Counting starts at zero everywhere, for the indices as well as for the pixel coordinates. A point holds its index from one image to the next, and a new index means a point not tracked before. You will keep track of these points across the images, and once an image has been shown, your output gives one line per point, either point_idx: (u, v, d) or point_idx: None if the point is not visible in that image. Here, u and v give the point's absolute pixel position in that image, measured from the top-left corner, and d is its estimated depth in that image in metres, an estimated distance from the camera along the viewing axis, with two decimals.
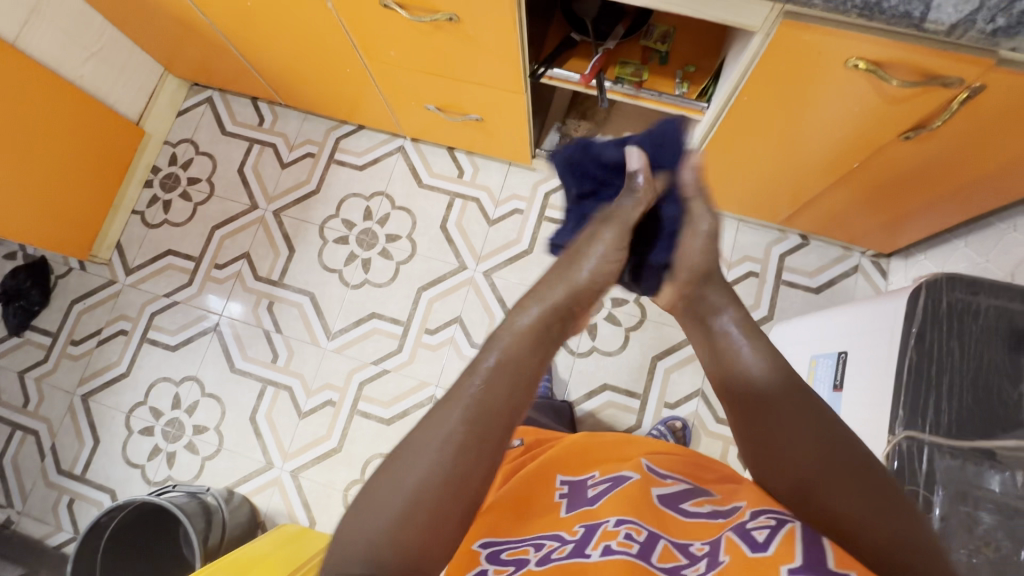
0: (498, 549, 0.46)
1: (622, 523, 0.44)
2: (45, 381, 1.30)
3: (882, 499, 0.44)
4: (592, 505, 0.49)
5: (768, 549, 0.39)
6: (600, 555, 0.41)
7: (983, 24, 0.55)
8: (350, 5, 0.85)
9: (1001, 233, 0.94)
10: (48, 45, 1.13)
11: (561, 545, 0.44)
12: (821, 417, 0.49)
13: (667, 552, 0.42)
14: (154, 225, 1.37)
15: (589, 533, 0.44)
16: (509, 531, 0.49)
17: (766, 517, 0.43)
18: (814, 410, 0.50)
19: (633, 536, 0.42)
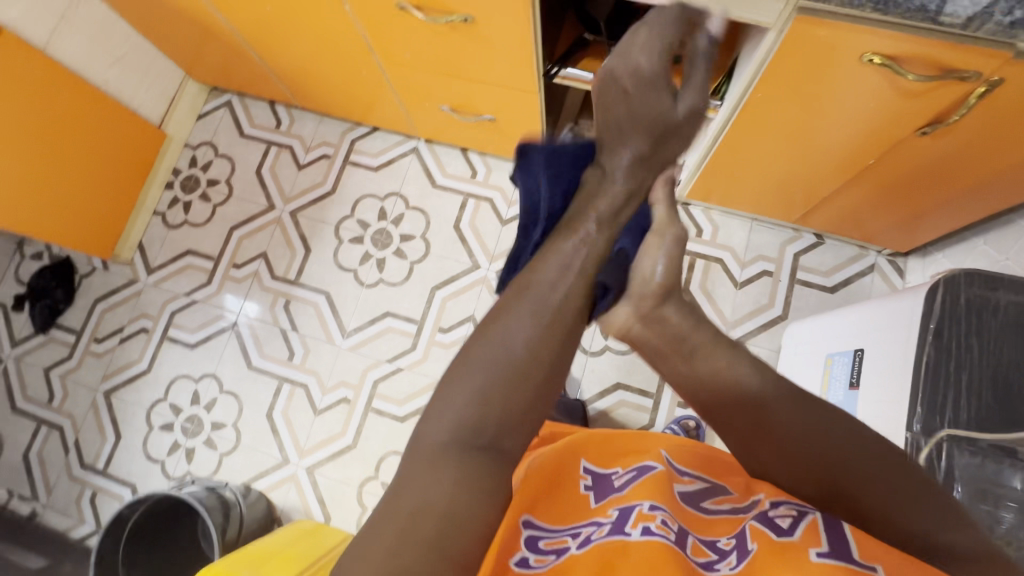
0: (538, 531, 0.46)
1: (656, 509, 0.44)
2: (69, 377, 1.33)
3: (909, 492, 0.42)
4: (620, 492, 0.49)
5: (793, 533, 0.41)
6: (641, 534, 0.41)
7: (1001, 16, 0.55)
8: (367, 7, 0.87)
9: (1022, 230, 0.93)
10: (74, 51, 1.17)
11: (599, 527, 0.45)
12: (834, 421, 0.45)
13: (697, 548, 0.43)
14: (174, 225, 1.40)
15: (624, 514, 0.45)
16: (549, 516, 0.48)
17: (785, 505, 0.45)
18: (826, 415, 0.45)
19: (668, 523, 0.42)
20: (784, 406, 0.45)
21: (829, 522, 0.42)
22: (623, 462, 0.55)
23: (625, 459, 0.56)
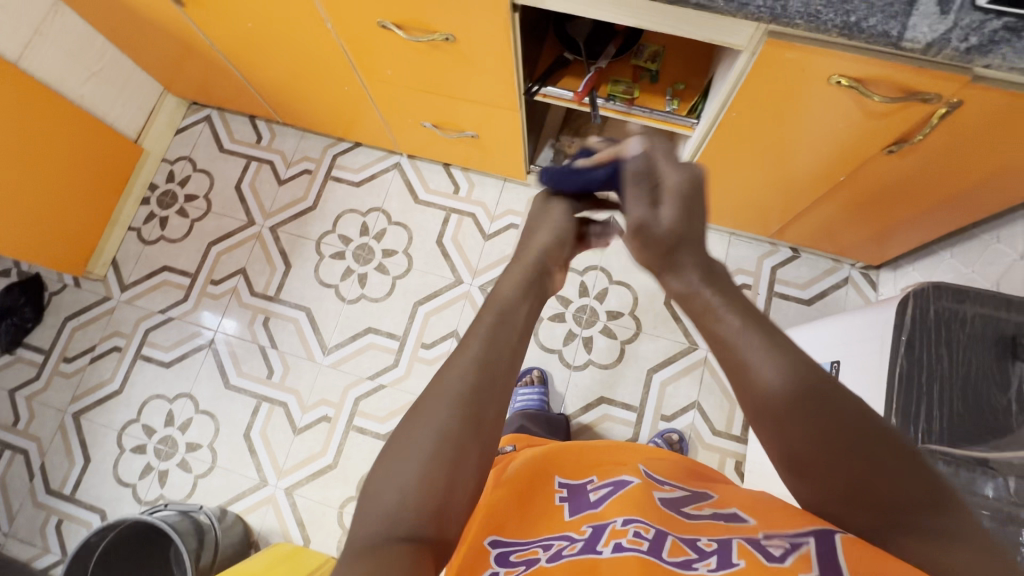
0: (507, 547, 0.46)
1: (630, 522, 0.44)
2: (36, 399, 1.28)
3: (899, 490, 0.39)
4: (595, 507, 0.48)
5: (784, 560, 0.38)
6: (611, 552, 0.41)
7: (957, 42, 0.58)
8: (349, 25, 0.87)
9: (987, 244, 0.96)
10: (48, 64, 1.15)
11: (572, 542, 0.44)
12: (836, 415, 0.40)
13: (676, 548, 0.41)
14: (150, 241, 1.37)
15: (597, 532, 0.44)
16: (518, 532, 0.48)
17: (779, 536, 0.41)
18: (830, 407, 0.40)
19: (642, 534, 0.42)
20: (799, 385, 0.41)
21: (822, 542, 0.39)
22: (598, 472, 0.56)
23: (600, 468, 0.57)
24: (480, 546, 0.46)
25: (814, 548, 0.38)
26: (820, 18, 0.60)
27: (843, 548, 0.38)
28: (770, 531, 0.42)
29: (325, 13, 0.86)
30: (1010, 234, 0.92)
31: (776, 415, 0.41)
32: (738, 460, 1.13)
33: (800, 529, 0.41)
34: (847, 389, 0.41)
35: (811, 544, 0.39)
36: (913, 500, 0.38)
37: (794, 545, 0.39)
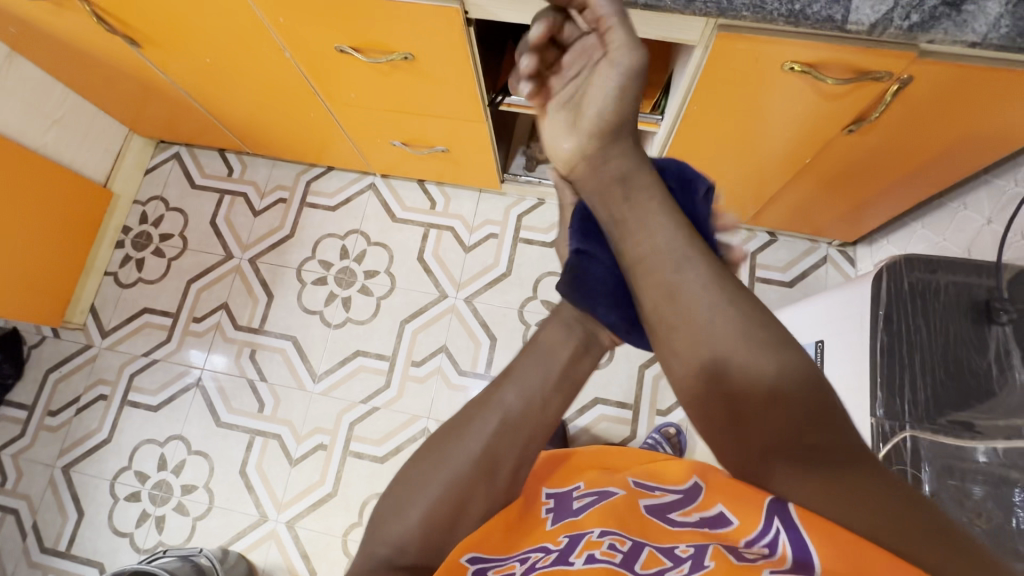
0: (486, 564, 0.46)
1: (605, 534, 0.45)
2: (23, 456, 1.25)
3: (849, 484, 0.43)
4: (576, 516, 0.50)
5: (752, 561, 0.40)
6: (584, 563, 0.41)
7: (900, 21, 0.59)
8: (309, 53, 0.87)
9: (955, 211, 0.98)
10: (9, 116, 1.14)
11: (546, 554, 0.45)
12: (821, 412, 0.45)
13: (651, 559, 0.42)
14: (128, 284, 1.36)
15: (573, 543, 0.45)
16: (498, 545, 0.49)
17: (758, 543, 0.44)
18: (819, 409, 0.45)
19: (616, 546, 0.44)
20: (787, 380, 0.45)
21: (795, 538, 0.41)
22: (585, 479, 0.58)
23: (586, 477, 0.59)
24: (458, 563, 0.46)
25: (789, 551, 0.41)
26: (765, 8, 0.61)
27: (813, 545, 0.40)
28: (748, 537, 0.45)
29: (282, 41, 0.86)
30: (976, 200, 0.94)
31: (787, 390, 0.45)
32: None
33: (762, 526, 0.44)
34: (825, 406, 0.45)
35: (783, 537, 0.42)
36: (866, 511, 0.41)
37: (771, 552, 0.42)
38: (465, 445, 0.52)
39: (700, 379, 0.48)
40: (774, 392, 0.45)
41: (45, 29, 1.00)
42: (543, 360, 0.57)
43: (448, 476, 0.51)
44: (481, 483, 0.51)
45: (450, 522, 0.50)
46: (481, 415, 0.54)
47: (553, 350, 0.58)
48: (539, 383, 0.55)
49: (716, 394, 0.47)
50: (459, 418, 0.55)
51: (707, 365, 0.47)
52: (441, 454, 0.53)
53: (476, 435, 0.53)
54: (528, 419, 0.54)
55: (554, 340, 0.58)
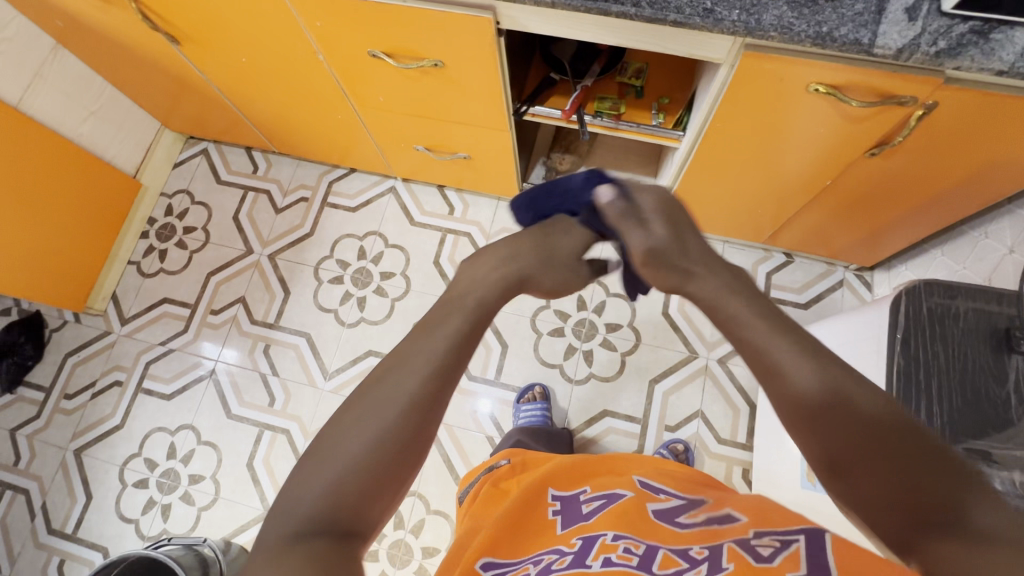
0: (498, 569, 0.46)
1: (619, 538, 0.45)
2: (37, 437, 1.28)
3: (931, 500, 0.39)
4: (586, 519, 0.50)
5: (772, 560, 0.39)
6: (601, 566, 0.41)
7: (927, 47, 0.60)
8: (340, 56, 0.90)
9: (976, 240, 0.98)
10: (49, 106, 1.18)
11: (562, 556, 0.44)
12: (894, 435, 0.42)
13: (667, 561, 0.42)
14: (149, 274, 1.39)
15: (586, 546, 0.45)
16: (508, 549, 0.49)
17: (771, 538, 0.42)
18: (890, 430, 0.42)
19: (632, 550, 0.43)
20: (825, 395, 0.44)
21: (812, 544, 0.40)
22: (593, 485, 0.57)
23: (594, 481, 0.58)
24: (471, 568, 0.46)
25: (804, 550, 0.39)
26: (793, 29, 0.62)
27: (833, 549, 0.39)
28: (761, 531, 0.44)
29: (316, 43, 0.89)
30: (997, 229, 0.93)
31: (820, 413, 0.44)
32: (745, 468, 1.12)
33: (790, 532, 0.42)
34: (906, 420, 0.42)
35: (801, 543, 0.40)
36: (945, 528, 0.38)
37: (784, 545, 0.40)
38: (362, 423, 0.45)
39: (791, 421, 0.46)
40: (858, 430, 0.43)
41: (91, 24, 1.04)
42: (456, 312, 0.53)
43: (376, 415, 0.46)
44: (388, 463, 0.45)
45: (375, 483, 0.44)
46: (402, 368, 0.48)
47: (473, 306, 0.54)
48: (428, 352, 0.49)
49: (802, 428, 0.45)
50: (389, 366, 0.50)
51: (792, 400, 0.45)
52: (366, 390, 0.47)
53: (402, 382, 0.47)
54: (454, 361, 0.50)
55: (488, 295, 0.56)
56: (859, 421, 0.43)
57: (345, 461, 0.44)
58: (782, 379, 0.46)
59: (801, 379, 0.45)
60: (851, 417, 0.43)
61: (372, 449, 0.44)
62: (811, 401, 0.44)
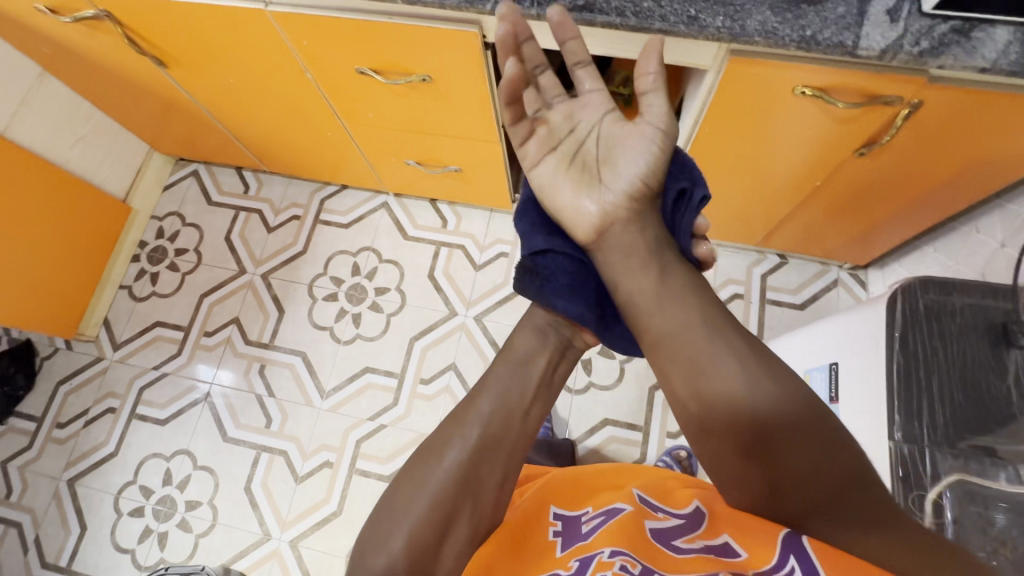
0: None
1: (616, 555, 0.44)
2: (29, 468, 1.25)
3: (857, 505, 0.43)
4: (586, 539, 0.49)
5: None
6: None
7: (910, 47, 0.61)
8: (329, 74, 0.90)
9: (967, 235, 0.98)
10: (36, 133, 1.18)
11: None
12: (829, 447, 0.44)
13: None
14: (141, 298, 1.37)
15: (584, 566, 0.45)
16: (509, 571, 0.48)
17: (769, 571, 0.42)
18: (824, 437, 0.44)
19: (627, 568, 0.42)
20: (782, 398, 0.44)
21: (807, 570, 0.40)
22: (593, 502, 0.56)
23: (596, 498, 0.56)
24: None
25: None
26: (777, 34, 0.63)
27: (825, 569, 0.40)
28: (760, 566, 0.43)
29: (304, 62, 0.89)
30: (988, 224, 0.94)
31: (775, 417, 0.44)
32: None
33: (777, 559, 0.43)
34: (829, 420, 0.45)
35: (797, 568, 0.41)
36: (869, 530, 0.43)
37: None
38: (446, 461, 0.48)
39: (738, 421, 0.45)
40: (803, 439, 0.43)
41: (77, 49, 1.03)
42: (516, 371, 0.54)
43: (457, 458, 0.48)
44: (468, 499, 0.47)
45: (440, 544, 0.45)
46: (459, 429, 0.49)
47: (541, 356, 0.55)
48: (514, 394, 0.52)
49: (751, 433, 0.45)
50: (468, 407, 0.51)
51: (733, 391, 0.45)
52: (448, 435, 0.49)
53: (462, 437, 0.49)
54: (510, 423, 0.51)
55: (525, 348, 0.55)
56: (802, 429, 0.44)
57: (433, 496, 0.46)
58: (728, 377, 0.46)
59: (742, 377, 0.45)
60: (803, 429, 0.44)
61: (457, 487, 0.47)
62: (757, 398, 0.44)
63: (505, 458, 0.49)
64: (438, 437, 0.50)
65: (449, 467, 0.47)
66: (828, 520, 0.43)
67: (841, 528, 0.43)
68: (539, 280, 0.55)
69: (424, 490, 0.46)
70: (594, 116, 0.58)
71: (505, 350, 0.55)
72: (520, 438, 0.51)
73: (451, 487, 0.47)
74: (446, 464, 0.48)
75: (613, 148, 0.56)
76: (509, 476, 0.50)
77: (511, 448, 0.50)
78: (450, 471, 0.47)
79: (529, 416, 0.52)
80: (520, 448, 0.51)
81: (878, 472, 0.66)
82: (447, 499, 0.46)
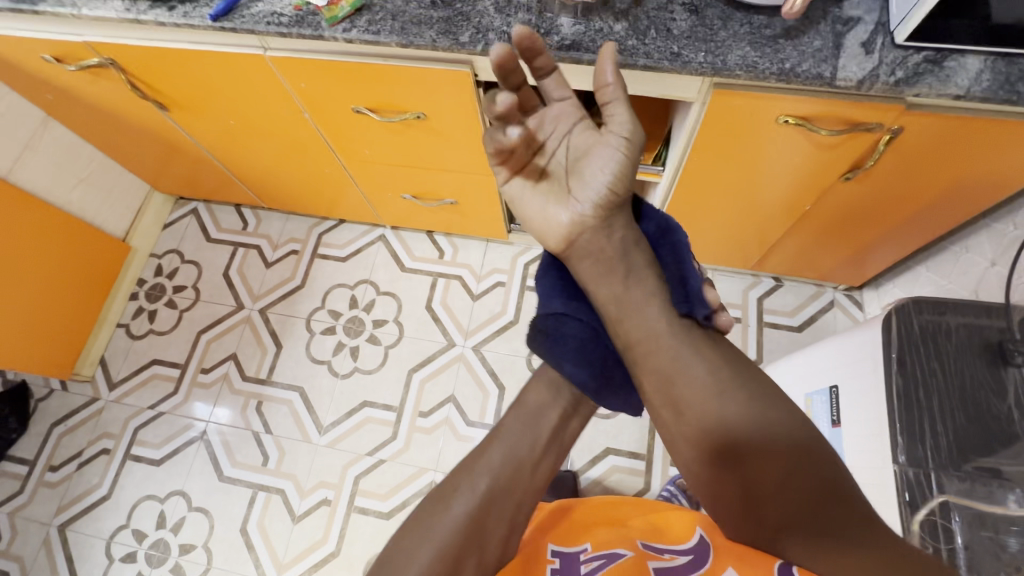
0: None
1: None
2: (19, 515, 1.22)
3: (833, 523, 0.46)
4: None
5: None
6: None
7: (886, 77, 0.64)
8: (326, 114, 0.93)
9: (957, 254, 0.99)
10: (39, 176, 1.20)
11: None
12: (799, 463, 0.47)
13: None
14: (138, 336, 1.37)
15: None
16: None
17: None
18: (794, 454, 0.47)
19: None
20: (751, 417, 0.49)
21: None
22: (591, 537, 0.55)
23: (595, 534, 0.56)
24: None
25: None
26: (758, 67, 0.65)
27: None
28: None
29: (302, 103, 0.91)
30: (977, 243, 0.95)
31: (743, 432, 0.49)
32: None
33: None
34: (801, 438, 0.48)
35: None
36: (847, 550, 0.45)
37: None
38: (452, 512, 0.48)
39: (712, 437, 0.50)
40: (771, 456, 0.47)
41: (81, 95, 1.06)
42: (529, 426, 0.55)
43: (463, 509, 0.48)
44: (472, 551, 0.47)
45: None
46: (469, 478, 0.51)
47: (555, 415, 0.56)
48: (525, 449, 0.53)
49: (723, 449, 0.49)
50: (478, 459, 0.52)
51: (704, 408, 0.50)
52: (457, 485, 0.50)
53: (471, 488, 0.50)
54: (519, 477, 0.51)
55: (539, 403, 0.56)
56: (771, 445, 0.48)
57: (436, 547, 0.46)
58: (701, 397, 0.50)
59: (713, 396, 0.50)
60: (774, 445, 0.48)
61: (460, 537, 0.47)
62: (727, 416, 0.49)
63: (511, 511, 0.50)
64: (447, 487, 0.51)
65: (455, 518, 0.48)
66: (807, 540, 0.46)
67: (819, 545, 0.46)
68: (551, 339, 0.58)
69: (428, 540, 0.47)
70: (565, 127, 0.59)
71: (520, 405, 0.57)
72: (528, 492, 0.51)
73: (455, 538, 0.47)
74: (451, 515, 0.48)
75: (580, 159, 0.58)
76: (513, 531, 0.50)
77: (517, 502, 0.50)
78: (454, 524, 0.47)
79: (537, 470, 0.53)
80: (527, 504, 0.51)
81: (884, 497, 0.65)
82: (450, 552, 0.46)
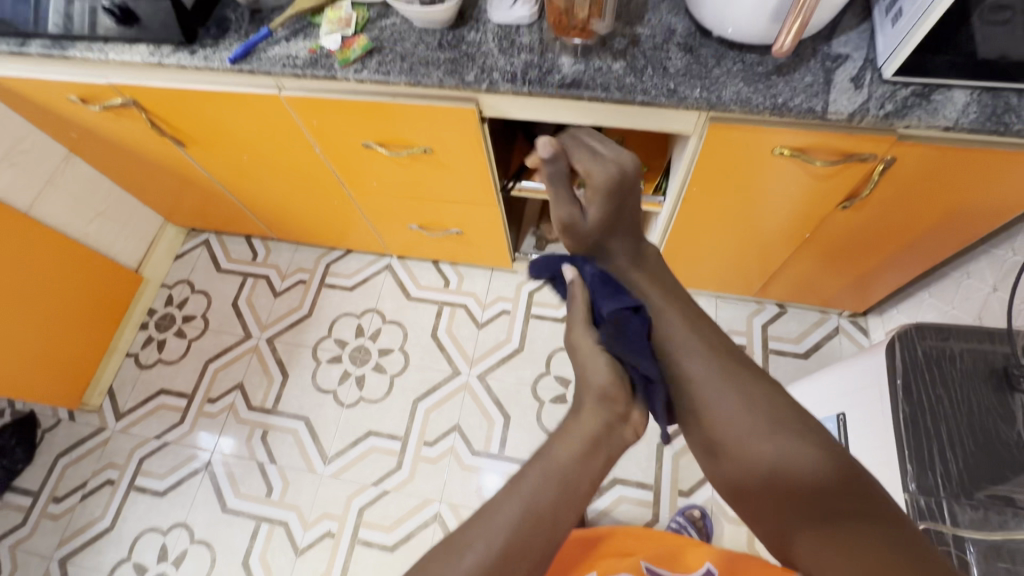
0: None
1: None
2: (20, 548, 1.21)
3: (840, 518, 0.52)
4: None
5: None
6: None
7: (876, 110, 0.66)
8: (337, 149, 0.96)
9: (959, 280, 1.00)
10: (58, 210, 1.23)
11: None
12: (810, 473, 0.56)
13: None
14: (147, 365, 1.38)
15: None
16: None
17: None
18: (805, 465, 0.56)
19: None
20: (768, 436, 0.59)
21: None
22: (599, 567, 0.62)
23: (602, 564, 0.63)
24: None
25: None
26: (751, 102, 0.68)
27: None
28: None
29: (314, 138, 0.95)
30: (978, 268, 0.96)
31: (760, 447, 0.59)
32: None
33: None
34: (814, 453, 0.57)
35: None
36: (850, 537, 0.50)
37: None
38: (465, 562, 0.50)
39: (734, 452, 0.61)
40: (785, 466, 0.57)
41: (102, 133, 1.11)
42: (552, 479, 0.56)
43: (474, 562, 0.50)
44: None
45: None
46: (484, 530, 0.52)
47: (577, 470, 0.57)
48: (545, 501, 0.54)
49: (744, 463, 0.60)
50: (496, 509, 0.54)
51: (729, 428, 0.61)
52: (472, 534, 0.52)
53: (484, 538, 0.51)
54: (534, 533, 0.52)
55: (566, 458, 0.58)
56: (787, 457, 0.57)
57: None
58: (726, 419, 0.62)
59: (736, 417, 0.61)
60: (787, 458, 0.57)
61: None
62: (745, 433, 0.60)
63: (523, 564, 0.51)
64: (462, 536, 0.53)
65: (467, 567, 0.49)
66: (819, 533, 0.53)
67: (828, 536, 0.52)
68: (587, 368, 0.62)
69: None
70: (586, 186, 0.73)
71: (546, 454, 0.59)
72: (545, 548, 0.52)
73: None
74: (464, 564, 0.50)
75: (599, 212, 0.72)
76: None
77: (533, 556, 0.51)
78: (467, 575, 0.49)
79: (553, 523, 0.53)
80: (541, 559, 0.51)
81: None
82: None
